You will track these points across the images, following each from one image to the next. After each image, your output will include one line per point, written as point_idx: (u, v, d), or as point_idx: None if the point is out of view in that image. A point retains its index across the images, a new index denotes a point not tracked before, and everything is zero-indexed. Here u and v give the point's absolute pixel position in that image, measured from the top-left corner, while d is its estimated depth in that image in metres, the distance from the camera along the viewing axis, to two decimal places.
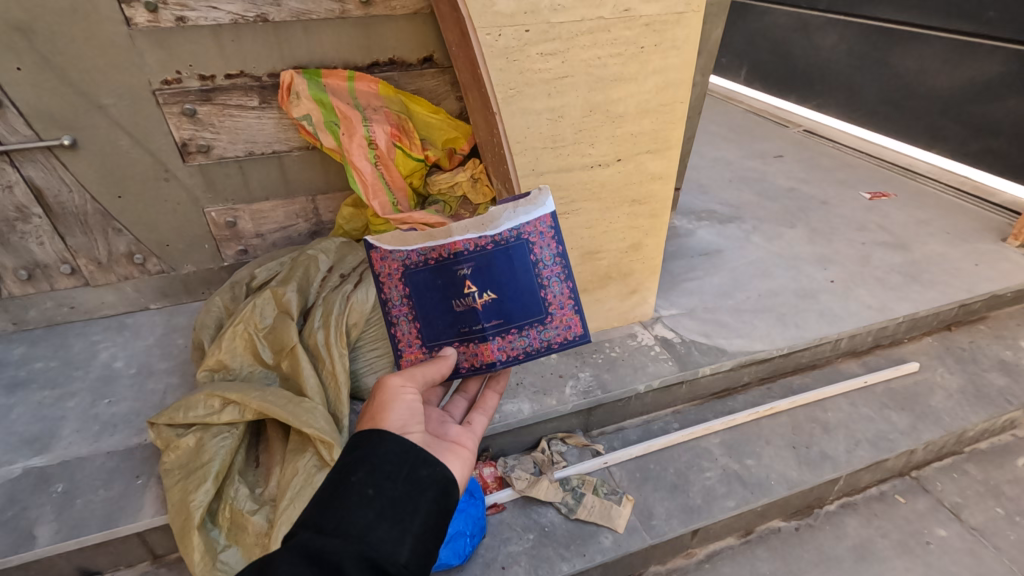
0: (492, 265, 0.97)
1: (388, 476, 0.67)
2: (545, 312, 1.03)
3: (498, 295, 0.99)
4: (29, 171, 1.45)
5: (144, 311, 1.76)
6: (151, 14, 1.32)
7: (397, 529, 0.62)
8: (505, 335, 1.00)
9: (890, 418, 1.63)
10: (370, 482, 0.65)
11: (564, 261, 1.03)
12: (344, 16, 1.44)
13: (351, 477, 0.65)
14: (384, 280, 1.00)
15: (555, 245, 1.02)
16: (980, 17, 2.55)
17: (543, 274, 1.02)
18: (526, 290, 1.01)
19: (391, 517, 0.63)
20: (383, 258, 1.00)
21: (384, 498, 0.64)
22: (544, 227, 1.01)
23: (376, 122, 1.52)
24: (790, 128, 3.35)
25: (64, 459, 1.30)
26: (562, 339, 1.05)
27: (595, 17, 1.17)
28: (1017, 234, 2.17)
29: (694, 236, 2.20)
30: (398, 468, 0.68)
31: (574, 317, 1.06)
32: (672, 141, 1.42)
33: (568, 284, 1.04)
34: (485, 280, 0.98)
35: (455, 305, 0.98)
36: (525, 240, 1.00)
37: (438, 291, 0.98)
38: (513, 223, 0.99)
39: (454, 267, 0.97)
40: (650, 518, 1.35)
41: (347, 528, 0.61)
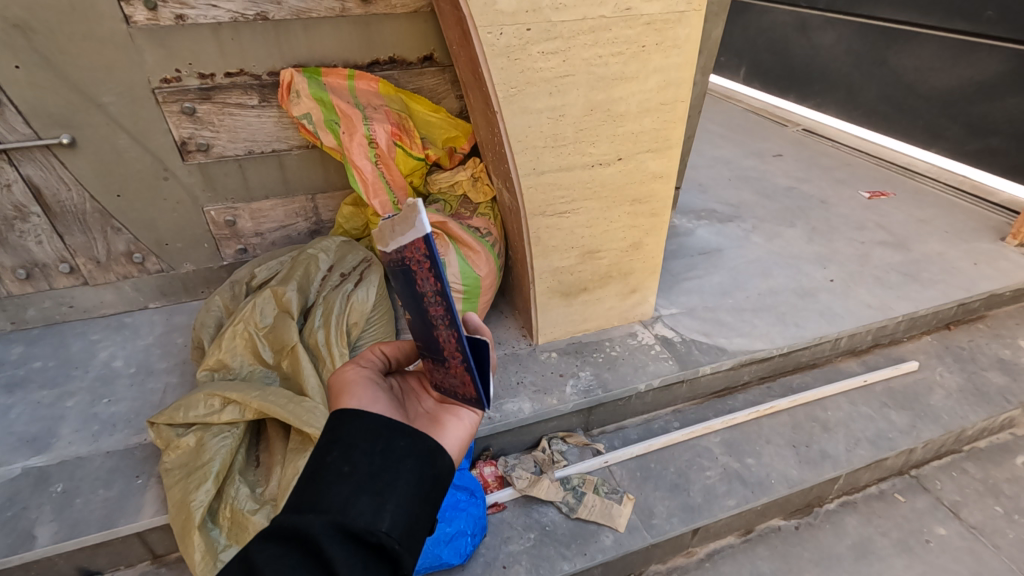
0: (396, 285, 0.78)
1: (363, 450, 0.66)
2: (441, 356, 0.76)
3: (407, 314, 0.79)
4: (27, 169, 1.45)
5: (143, 310, 1.75)
6: (151, 12, 1.31)
7: (376, 499, 0.62)
8: (425, 361, 0.82)
9: (889, 416, 1.64)
10: (346, 458, 0.64)
11: (449, 305, 0.69)
12: (344, 14, 1.44)
13: (327, 456, 0.65)
14: None
15: (435, 280, 0.68)
16: (979, 16, 2.55)
17: (431, 313, 0.72)
18: (424, 325, 0.76)
19: (369, 488, 0.63)
20: None
21: (360, 472, 0.63)
22: (419, 256, 0.68)
23: (377, 120, 1.51)
24: (788, 127, 3.35)
25: (63, 459, 1.29)
26: (462, 394, 0.77)
27: (596, 16, 1.17)
28: (1016, 233, 2.17)
29: (694, 235, 2.20)
30: (373, 441, 0.67)
31: (469, 377, 0.74)
32: (672, 140, 1.42)
33: (456, 334, 0.71)
34: (398, 295, 0.79)
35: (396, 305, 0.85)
36: (408, 264, 0.70)
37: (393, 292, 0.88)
38: (393, 244, 0.71)
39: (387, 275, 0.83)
40: (650, 517, 1.35)
41: (324, 504, 0.61)
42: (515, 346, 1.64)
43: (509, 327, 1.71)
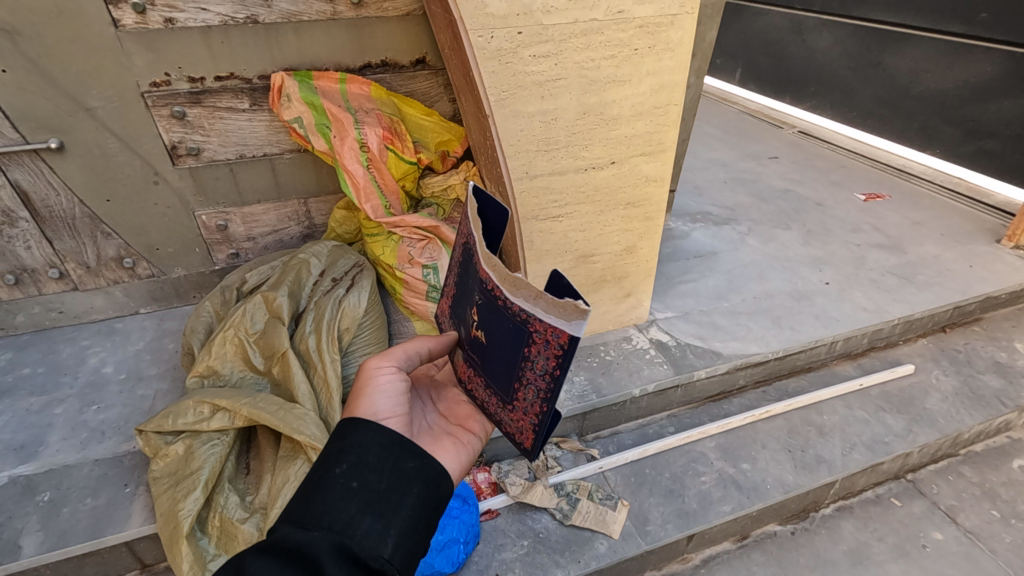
0: (493, 317, 0.78)
1: (371, 468, 0.65)
2: (511, 399, 0.81)
3: (492, 347, 0.81)
4: (15, 174, 1.43)
5: (134, 315, 1.74)
6: (139, 15, 1.30)
7: (381, 522, 0.61)
8: (479, 378, 0.88)
9: (885, 420, 1.63)
10: (355, 474, 0.64)
11: (552, 393, 0.73)
12: (335, 17, 1.43)
13: (334, 469, 0.64)
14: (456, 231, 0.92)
15: (550, 367, 0.71)
16: (973, 19, 2.55)
17: (527, 375, 0.76)
18: (503, 364, 0.79)
19: (374, 510, 0.62)
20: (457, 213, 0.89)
21: (367, 491, 0.63)
22: (552, 340, 0.69)
23: (369, 124, 1.50)
24: (784, 129, 3.35)
25: (51, 467, 1.28)
26: (511, 432, 0.84)
27: (588, 19, 1.16)
28: (1011, 236, 2.17)
29: (689, 238, 2.20)
30: (383, 458, 0.66)
31: (529, 431, 0.80)
32: (666, 144, 1.42)
33: (543, 407, 0.75)
34: (487, 325, 0.80)
35: (467, 313, 0.87)
36: (528, 331, 0.72)
37: (464, 288, 0.87)
38: (525, 309, 0.71)
39: (474, 286, 0.82)
40: (645, 524, 1.34)
41: (328, 521, 0.60)
42: None
43: None
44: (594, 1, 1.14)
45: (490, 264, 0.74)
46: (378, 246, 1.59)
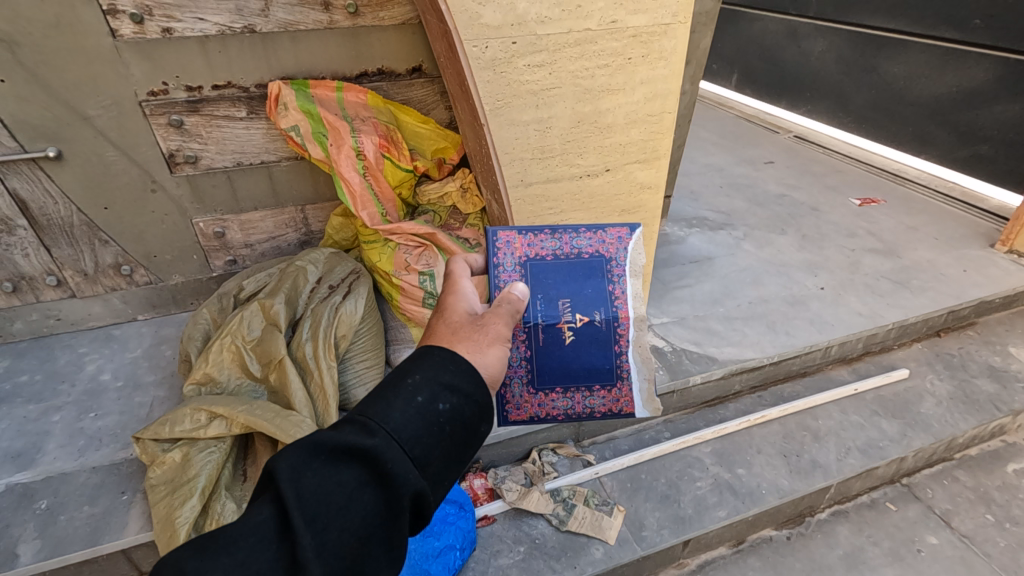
0: (596, 342, 1.02)
1: (461, 409, 0.68)
2: (541, 388, 1.03)
3: (566, 351, 1.02)
4: (13, 182, 1.43)
5: (132, 322, 1.75)
6: (137, 25, 1.31)
7: (446, 473, 0.66)
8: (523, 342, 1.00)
9: (880, 424, 1.64)
10: (451, 419, 0.66)
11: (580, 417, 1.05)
12: (332, 26, 1.44)
13: (439, 405, 0.66)
14: (595, 234, 1.05)
15: (600, 408, 1.05)
16: (966, 24, 2.57)
17: (573, 390, 1.04)
18: (563, 365, 1.02)
19: (447, 459, 0.66)
20: (616, 239, 1.05)
21: (454, 441, 0.66)
22: (619, 403, 1.05)
23: (365, 132, 1.51)
24: (780, 134, 3.37)
25: (48, 474, 1.28)
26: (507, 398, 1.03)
27: (582, 29, 1.17)
28: (1005, 240, 2.18)
29: (685, 243, 2.21)
30: (473, 417, 0.69)
31: (525, 412, 1.04)
32: (660, 151, 1.43)
33: (561, 416, 1.05)
34: (581, 335, 1.01)
35: (562, 302, 1.01)
36: (616, 376, 1.04)
37: (575, 287, 1.03)
38: (632, 377, 1.04)
39: (598, 307, 1.02)
40: (641, 529, 1.35)
41: (417, 455, 0.63)
42: None
43: None
44: (588, 11, 1.16)
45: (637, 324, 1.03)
46: (375, 253, 1.59)
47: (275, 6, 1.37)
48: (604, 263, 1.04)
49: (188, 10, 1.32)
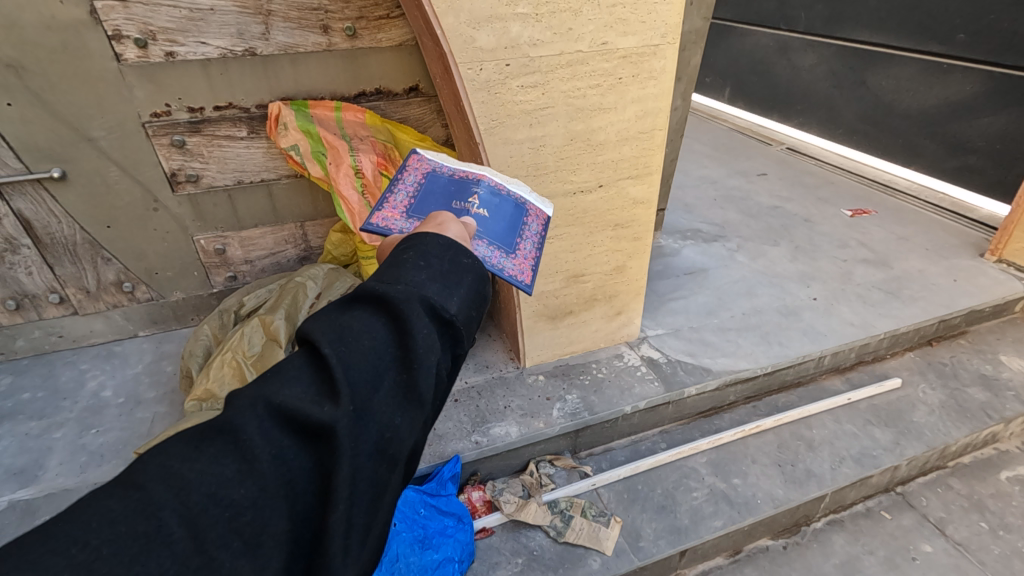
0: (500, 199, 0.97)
1: (437, 256, 0.66)
2: (512, 249, 0.92)
3: (489, 219, 0.93)
4: (17, 203, 1.46)
5: (133, 338, 1.77)
6: (141, 50, 1.35)
7: (446, 287, 0.63)
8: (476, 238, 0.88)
9: (873, 433, 1.66)
10: (421, 256, 0.65)
11: (545, 244, 0.99)
12: (330, 48, 1.48)
13: (402, 256, 0.65)
14: (407, 171, 1.01)
15: (545, 229, 1.01)
16: (951, 39, 2.62)
17: (525, 235, 0.97)
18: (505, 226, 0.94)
19: (441, 282, 0.64)
20: (418, 160, 1.03)
21: (432, 267, 0.64)
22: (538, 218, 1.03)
23: (363, 151, 1.57)
24: (772, 146, 3.42)
25: (51, 491, 1.30)
26: (510, 273, 0.88)
27: (573, 51, 1.21)
28: (994, 250, 2.21)
29: (680, 256, 2.24)
30: (444, 250, 0.67)
31: (528, 267, 0.92)
32: (652, 167, 1.46)
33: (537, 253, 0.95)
34: (486, 202, 0.96)
35: (454, 204, 0.94)
36: (526, 210, 1.01)
37: (445, 192, 0.97)
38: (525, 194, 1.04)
39: (472, 184, 0.98)
40: (638, 540, 1.36)
41: (407, 279, 0.62)
42: (503, 369, 1.66)
43: (497, 351, 1.73)
44: (580, 33, 1.19)
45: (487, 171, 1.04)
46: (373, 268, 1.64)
47: (276, 30, 1.41)
48: (440, 169, 1.02)
49: (190, 35, 1.36)
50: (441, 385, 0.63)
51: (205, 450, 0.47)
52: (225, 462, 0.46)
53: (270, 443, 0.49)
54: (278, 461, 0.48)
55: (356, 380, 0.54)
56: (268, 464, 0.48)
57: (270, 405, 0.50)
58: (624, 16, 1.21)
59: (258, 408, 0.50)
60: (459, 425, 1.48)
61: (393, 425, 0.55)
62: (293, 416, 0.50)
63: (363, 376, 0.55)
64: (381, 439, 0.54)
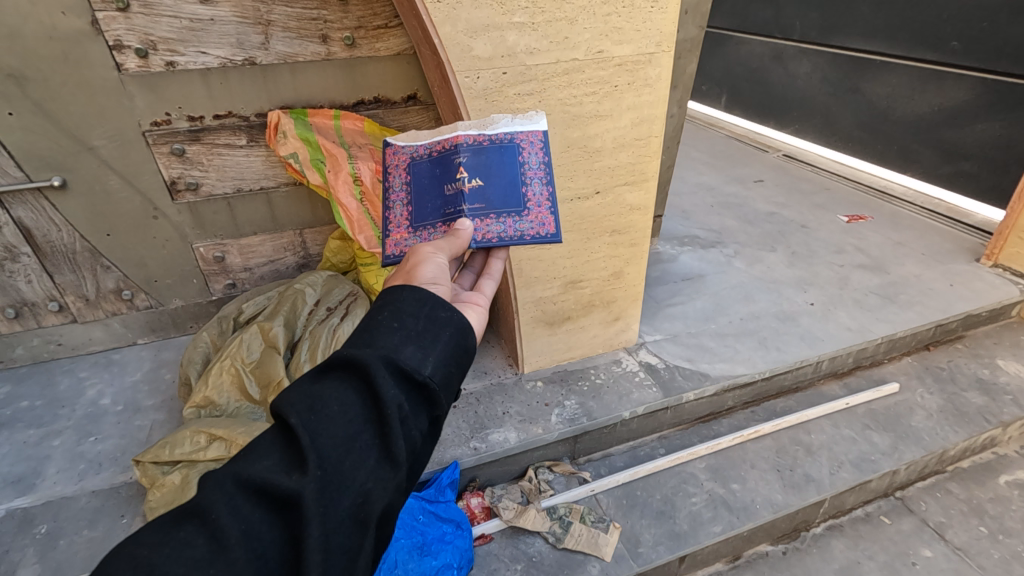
0: (488, 156, 0.99)
1: (411, 314, 0.66)
2: (523, 205, 0.99)
3: (488, 185, 0.97)
4: (18, 211, 1.47)
5: (132, 346, 1.77)
6: (141, 60, 1.36)
7: (421, 350, 0.63)
8: (487, 219, 0.95)
9: (872, 438, 1.66)
10: (396, 316, 0.65)
11: (550, 167, 1.01)
12: (329, 57, 1.49)
13: (377, 315, 0.66)
14: (390, 171, 1.03)
15: (543, 152, 1.01)
16: (944, 46, 2.64)
17: (527, 174, 1.00)
18: (509, 183, 0.98)
19: (416, 343, 0.64)
20: (394, 152, 1.04)
21: (407, 329, 0.64)
22: (535, 139, 1.02)
23: (363, 159, 1.58)
24: (769, 152, 3.44)
25: (48, 499, 1.30)
26: (533, 234, 0.97)
27: (570, 59, 1.22)
28: (990, 254, 2.22)
29: (677, 262, 2.25)
30: (419, 306, 0.67)
31: (549, 216, 0.99)
32: (648, 173, 1.48)
33: (550, 190, 1.00)
34: (476, 167, 0.98)
35: (447, 189, 0.98)
36: (517, 144, 1.01)
37: (436, 178, 0.99)
38: (510, 128, 1.01)
39: (453, 155, 0.99)
40: (637, 545, 1.35)
41: (378, 343, 0.62)
42: (501, 375, 1.67)
43: (495, 358, 1.73)
44: (576, 42, 1.21)
45: (461, 126, 1.01)
46: (371, 276, 1.66)
47: (275, 39, 1.42)
48: (418, 152, 1.02)
49: (190, 45, 1.37)
50: (417, 446, 0.61)
51: (182, 524, 0.48)
52: (204, 528, 0.48)
53: (239, 519, 0.49)
54: (248, 536, 0.48)
55: (324, 444, 0.54)
56: (236, 539, 0.47)
57: (239, 480, 0.51)
58: (619, 25, 1.23)
59: (227, 485, 0.50)
60: (458, 432, 1.48)
61: (364, 491, 0.54)
62: (260, 488, 0.50)
63: (332, 440, 0.54)
64: (352, 505, 0.53)
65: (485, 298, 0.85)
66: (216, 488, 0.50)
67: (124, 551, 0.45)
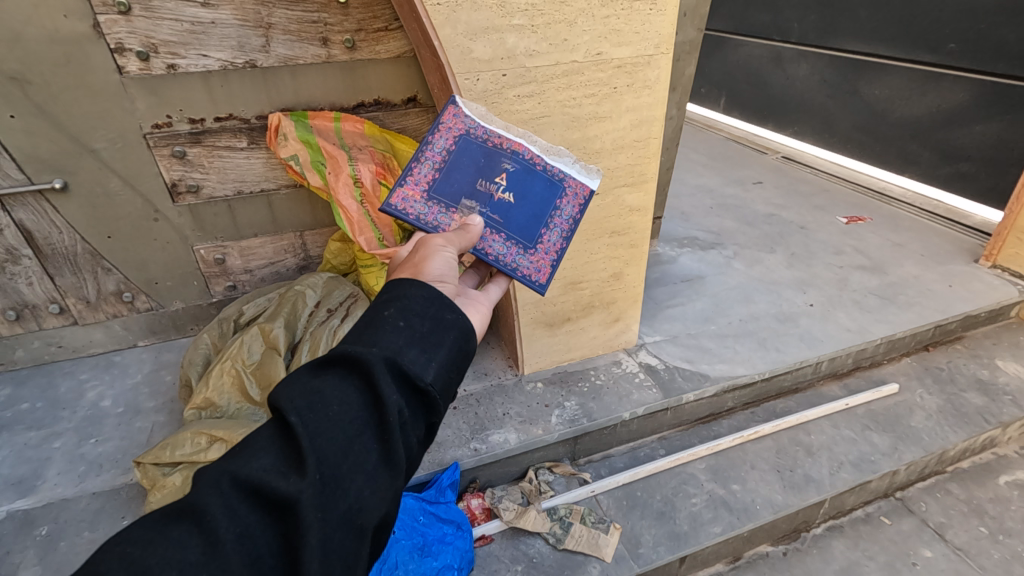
0: (532, 182, 1.01)
1: (418, 315, 0.66)
2: (534, 243, 0.99)
3: (516, 207, 0.99)
4: (19, 213, 1.47)
5: (132, 348, 1.78)
6: (142, 63, 1.37)
7: (425, 354, 0.64)
8: (496, 234, 0.96)
9: (872, 439, 1.66)
10: (402, 315, 0.66)
11: (577, 227, 1.02)
12: (329, 60, 1.50)
13: (384, 311, 0.66)
14: (442, 128, 1.03)
15: (579, 209, 1.03)
16: (942, 48, 2.65)
17: (554, 221, 1.01)
18: (534, 215, 1.00)
19: (420, 346, 0.64)
20: (456, 115, 1.04)
21: (413, 331, 0.65)
22: (580, 193, 1.05)
23: (363, 160, 1.58)
24: (767, 154, 3.45)
25: (48, 501, 1.30)
26: (524, 273, 0.96)
27: (569, 61, 1.23)
28: (989, 255, 2.23)
29: (676, 263, 2.26)
30: (427, 306, 0.67)
31: (548, 268, 1.00)
32: (647, 175, 1.48)
33: (563, 246, 1.01)
34: (516, 183, 1.00)
35: (479, 184, 0.99)
36: (563, 187, 1.04)
37: (476, 165, 1.00)
38: (565, 170, 1.05)
39: (503, 160, 1.01)
40: (638, 546, 1.35)
41: (381, 343, 0.62)
42: (502, 377, 1.67)
43: (495, 359, 1.73)
44: (575, 44, 1.22)
45: (526, 142, 1.04)
46: (372, 277, 1.67)
47: (276, 42, 1.43)
48: (477, 132, 1.03)
49: (192, 48, 1.38)
50: (413, 452, 0.62)
51: (181, 523, 0.48)
52: (203, 527, 0.48)
53: (235, 522, 0.49)
54: (242, 540, 0.49)
55: (324, 446, 0.54)
56: (231, 544, 0.48)
57: (235, 479, 0.51)
58: (618, 27, 1.24)
59: (223, 483, 0.51)
60: (458, 433, 1.48)
61: (362, 496, 0.55)
62: (257, 490, 0.51)
63: (333, 442, 0.55)
64: (350, 510, 0.54)
65: (488, 301, 0.85)
66: (209, 489, 0.50)
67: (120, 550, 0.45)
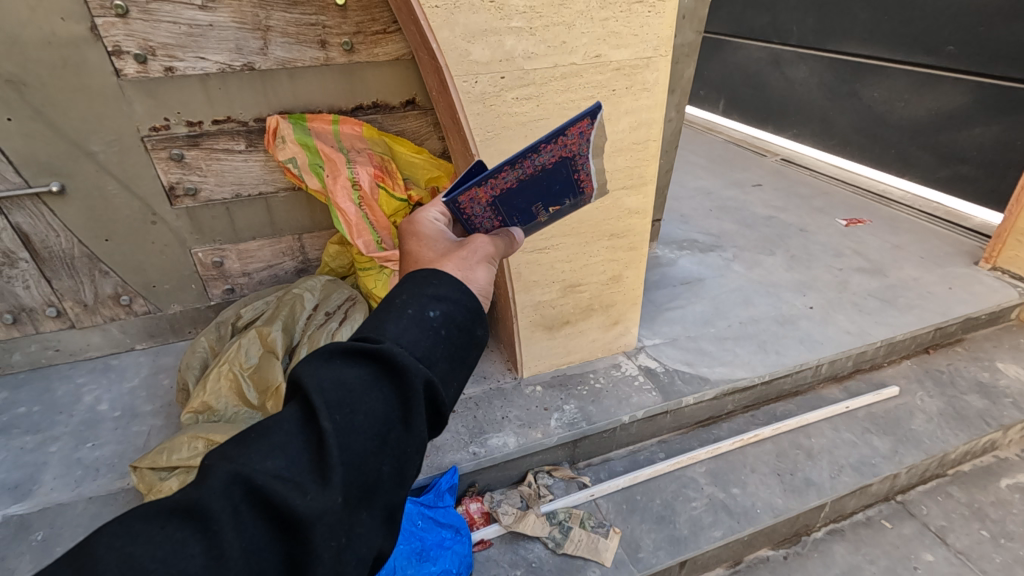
0: (564, 214, 1.03)
1: (459, 327, 0.67)
2: None
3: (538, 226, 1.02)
4: (16, 217, 1.47)
5: (130, 352, 1.77)
6: (140, 65, 1.36)
7: (453, 372, 0.66)
8: None
9: (872, 442, 1.65)
10: (445, 322, 0.66)
11: None
12: (327, 63, 1.50)
13: (429, 312, 0.66)
14: (558, 142, 0.85)
15: None
16: (941, 50, 2.65)
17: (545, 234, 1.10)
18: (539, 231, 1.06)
19: (451, 362, 0.65)
20: (578, 136, 0.86)
21: (450, 343, 0.65)
22: None
23: (361, 163, 1.58)
24: (767, 157, 3.45)
25: (44, 506, 1.29)
26: None
27: (567, 63, 1.23)
28: (989, 257, 2.22)
29: (676, 266, 2.25)
30: (468, 320, 0.68)
31: None
32: (646, 178, 1.48)
33: None
34: (555, 212, 1.00)
35: (533, 206, 0.94)
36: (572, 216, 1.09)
37: (546, 191, 0.93)
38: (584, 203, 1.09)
39: (567, 196, 0.97)
40: (637, 551, 1.35)
41: (420, 355, 0.62)
42: (501, 380, 1.66)
43: (495, 362, 1.73)
44: (574, 47, 1.21)
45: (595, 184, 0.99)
46: (370, 280, 1.66)
47: (274, 45, 1.43)
48: (578, 159, 0.91)
49: (189, 50, 1.38)
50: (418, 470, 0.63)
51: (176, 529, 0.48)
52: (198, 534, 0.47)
53: (243, 535, 0.48)
54: (250, 555, 0.48)
55: (347, 458, 0.55)
56: (238, 559, 0.47)
57: (250, 484, 0.50)
58: (617, 30, 1.23)
59: (236, 490, 0.49)
60: (457, 436, 1.48)
61: (368, 517, 0.55)
62: (270, 500, 0.49)
63: (356, 454, 0.55)
64: (361, 525, 0.55)
65: None
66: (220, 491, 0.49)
67: (113, 559, 0.44)
